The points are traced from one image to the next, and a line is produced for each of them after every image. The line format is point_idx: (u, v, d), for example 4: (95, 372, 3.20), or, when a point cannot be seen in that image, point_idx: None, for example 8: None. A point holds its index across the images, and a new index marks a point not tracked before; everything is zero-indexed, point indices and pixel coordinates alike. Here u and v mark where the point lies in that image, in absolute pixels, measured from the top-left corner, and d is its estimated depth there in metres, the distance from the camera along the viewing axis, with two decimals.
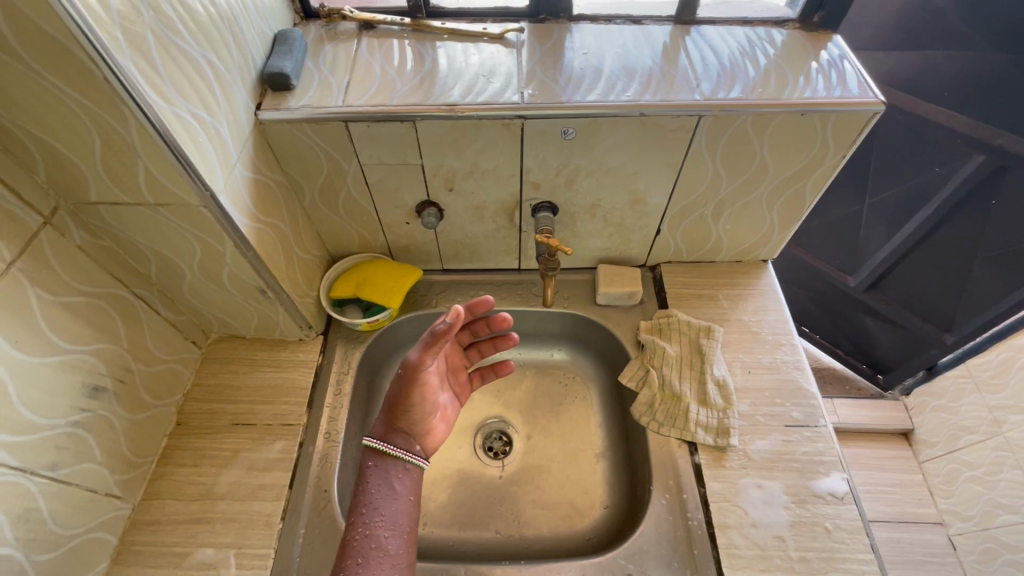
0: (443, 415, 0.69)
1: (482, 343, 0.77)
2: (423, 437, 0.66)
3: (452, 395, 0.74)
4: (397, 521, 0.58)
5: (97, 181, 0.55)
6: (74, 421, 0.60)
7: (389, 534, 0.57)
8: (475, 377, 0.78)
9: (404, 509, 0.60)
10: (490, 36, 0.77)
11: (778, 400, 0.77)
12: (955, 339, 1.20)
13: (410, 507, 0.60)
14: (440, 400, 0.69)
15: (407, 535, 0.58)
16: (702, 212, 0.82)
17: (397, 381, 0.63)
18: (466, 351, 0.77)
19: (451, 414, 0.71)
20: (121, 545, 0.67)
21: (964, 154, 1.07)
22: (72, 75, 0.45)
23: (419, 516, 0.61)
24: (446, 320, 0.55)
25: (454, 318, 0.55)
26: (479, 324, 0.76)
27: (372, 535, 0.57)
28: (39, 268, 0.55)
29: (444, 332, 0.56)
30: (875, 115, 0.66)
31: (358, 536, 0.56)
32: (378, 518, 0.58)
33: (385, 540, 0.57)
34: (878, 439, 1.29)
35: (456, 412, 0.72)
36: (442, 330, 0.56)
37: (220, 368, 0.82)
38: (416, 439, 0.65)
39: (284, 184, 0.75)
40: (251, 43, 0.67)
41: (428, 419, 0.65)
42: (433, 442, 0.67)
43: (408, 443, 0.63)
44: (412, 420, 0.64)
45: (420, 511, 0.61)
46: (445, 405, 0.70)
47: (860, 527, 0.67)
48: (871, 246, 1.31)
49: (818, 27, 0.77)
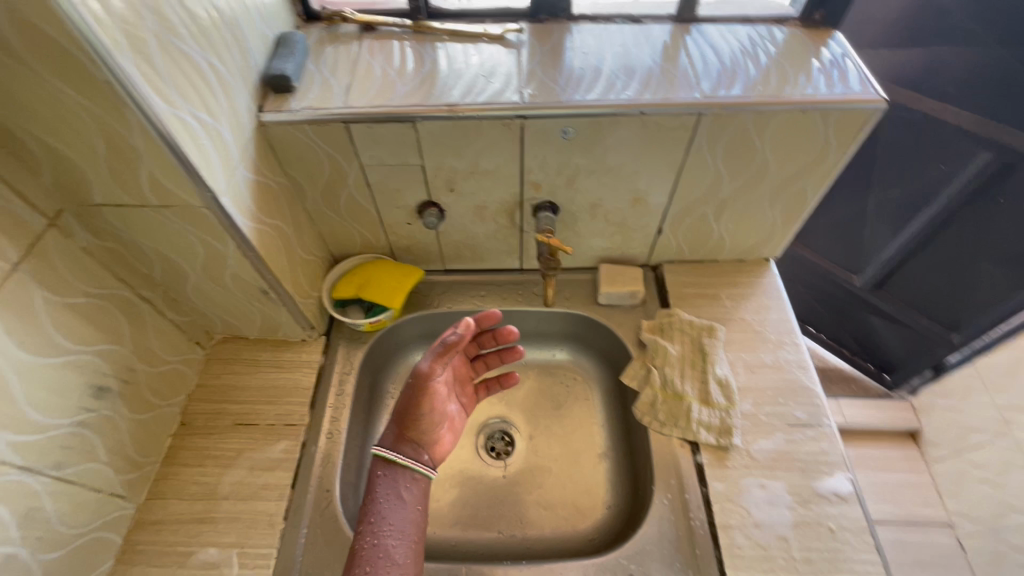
0: (451, 425, 0.69)
1: (488, 355, 0.77)
2: (432, 448, 0.66)
3: (460, 407, 0.73)
4: (405, 530, 0.59)
5: (101, 182, 0.56)
6: (79, 421, 0.61)
7: (397, 543, 0.57)
8: (481, 388, 0.78)
9: (412, 519, 0.60)
10: (490, 37, 0.77)
11: (781, 399, 0.77)
12: (962, 337, 1.18)
13: (418, 516, 0.60)
14: (450, 411, 0.69)
15: (414, 544, 0.58)
16: (704, 211, 0.81)
17: (407, 391, 0.64)
18: (472, 363, 0.78)
19: (459, 424, 0.71)
20: (126, 545, 0.67)
21: (970, 152, 1.06)
22: (74, 77, 0.45)
23: (427, 526, 0.61)
24: (458, 331, 0.61)
25: (465, 330, 0.61)
26: (488, 337, 0.76)
27: (381, 544, 0.57)
28: (43, 268, 0.56)
29: (454, 343, 0.61)
30: (877, 112, 0.66)
31: (366, 545, 0.57)
32: (387, 527, 0.58)
33: (393, 549, 0.57)
34: (885, 439, 1.27)
35: (464, 422, 0.72)
36: (453, 340, 0.60)
37: (223, 369, 0.82)
38: (426, 449, 0.65)
39: (287, 186, 0.75)
40: (253, 45, 0.67)
41: (436, 429, 0.66)
42: (440, 453, 0.67)
43: (419, 452, 0.64)
44: (422, 431, 0.64)
45: (427, 522, 0.61)
46: (454, 417, 0.70)
47: (865, 527, 0.67)
48: (878, 245, 1.30)
49: (819, 24, 0.77)
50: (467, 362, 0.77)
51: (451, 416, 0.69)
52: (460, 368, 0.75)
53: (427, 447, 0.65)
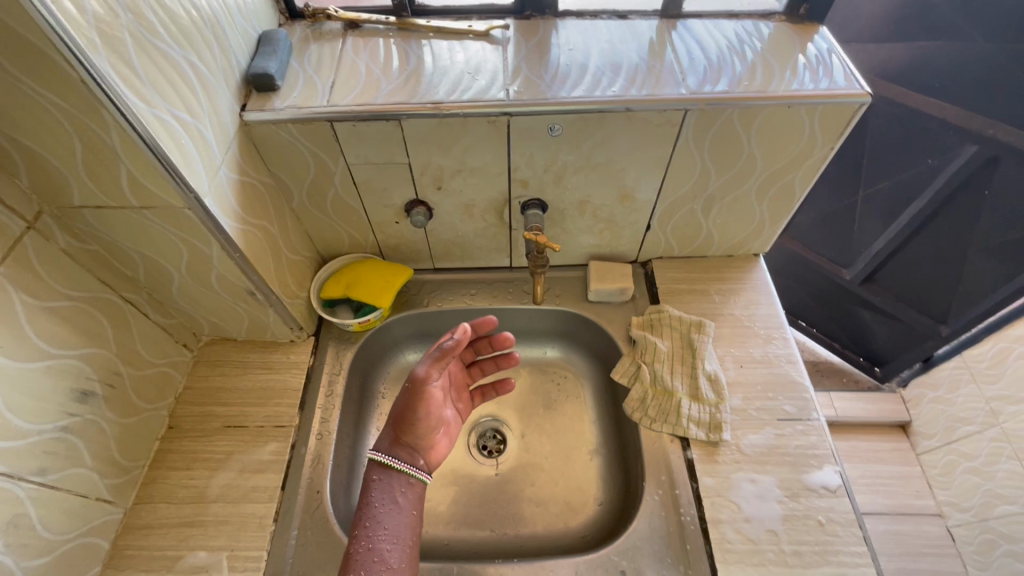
0: (446, 430, 0.68)
1: (484, 361, 0.77)
2: (426, 453, 0.65)
3: (456, 412, 0.73)
4: (400, 535, 0.58)
5: (81, 185, 0.55)
6: (63, 426, 0.60)
7: (392, 547, 0.57)
8: (476, 395, 0.78)
9: (406, 523, 0.59)
10: (476, 33, 0.76)
11: (770, 393, 0.77)
12: (951, 330, 1.19)
13: (412, 521, 0.60)
14: (446, 414, 0.69)
15: (409, 549, 0.58)
16: (692, 207, 0.81)
17: (404, 395, 0.64)
18: (469, 369, 0.78)
19: (455, 429, 0.70)
20: (114, 550, 0.67)
21: (957, 145, 1.07)
22: (48, 78, 0.45)
23: (421, 532, 0.60)
24: (454, 336, 0.61)
25: (462, 335, 0.61)
26: (483, 343, 0.76)
27: (375, 548, 0.56)
28: (23, 273, 0.55)
29: (451, 349, 0.61)
30: (862, 107, 0.66)
31: (361, 549, 0.56)
32: (382, 531, 0.58)
33: (387, 554, 0.56)
34: (876, 431, 1.29)
35: (460, 426, 0.71)
36: (449, 346, 0.60)
37: (212, 371, 0.82)
38: (421, 452, 0.65)
39: (272, 185, 0.74)
40: (235, 44, 0.66)
41: (432, 433, 0.65)
42: (436, 457, 0.66)
43: (413, 457, 0.63)
44: (417, 435, 0.64)
45: (422, 526, 0.61)
46: (451, 421, 0.70)
47: (853, 519, 0.67)
48: (867, 238, 1.31)
49: (805, 18, 0.77)
50: (462, 366, 0.76)
51: (447, 419, 0.69)
52: (455, 372, 0.75)
53: (423, 452, 0.65)
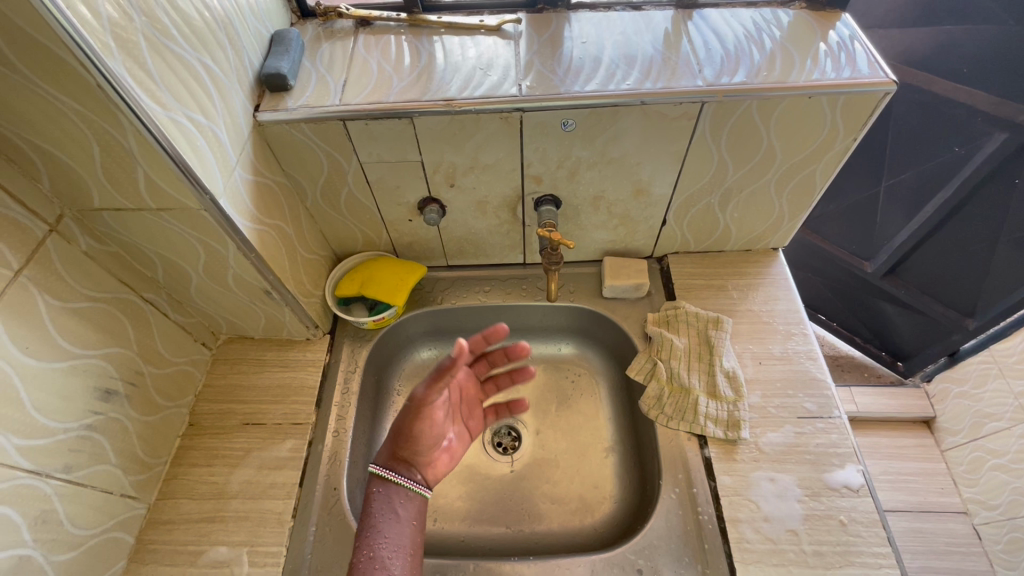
0: (450, 450, 0.67)
1: (499, 377, 0.75)
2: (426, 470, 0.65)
3: (464, 430, 0.71)
4: (401, 544, 0.59)
5: (100, 187, 0.56)
6: (88, 424, 0.61)
7: (394, 556, 0.57)
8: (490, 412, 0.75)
9: (408, 533, 0.60)
10: (488, 28, 0.75)
11: (790, 390, 0.76)
12: (978, 324, 1.16)
13: (413, 532, 0.60)
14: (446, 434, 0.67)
15: (411, 558, 0.58)
16: (708, 200, 0.80)
17: (403, 410, 0.63)
18: (483, 385, 0.76)
19: (458, 450, 0.69)
20: (138, 544, 0.68)
21: (985, 133, 1.03)
22: (67, 84, 0.45)
23: (423, 541, 0.61)
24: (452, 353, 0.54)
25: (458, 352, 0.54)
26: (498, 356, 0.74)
27: (376, 557, 0.57)
28: (46, 275, 0.56)
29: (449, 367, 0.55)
30: (887, 95, 0.64)
31: (363, 558, 0.57)
32: (383, 540, 0.58)
33: (390, 562, 0.57)
34: (898, 427, 1.26)
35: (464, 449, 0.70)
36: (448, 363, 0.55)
37: (231, 368, 0.83)
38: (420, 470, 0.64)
39: (286, 185, 0.75)
40: (248, 44, 0.66)
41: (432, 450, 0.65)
42: (435, 475, 0.65)
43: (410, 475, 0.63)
44: (417, 451, 0.63)
45: (423, 536, 0.61)
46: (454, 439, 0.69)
47: (877, 519, 0.66)
48: (890, 231, 1.27)
49: (825, 5, 0.75)
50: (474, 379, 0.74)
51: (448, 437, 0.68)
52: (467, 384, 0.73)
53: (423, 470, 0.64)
